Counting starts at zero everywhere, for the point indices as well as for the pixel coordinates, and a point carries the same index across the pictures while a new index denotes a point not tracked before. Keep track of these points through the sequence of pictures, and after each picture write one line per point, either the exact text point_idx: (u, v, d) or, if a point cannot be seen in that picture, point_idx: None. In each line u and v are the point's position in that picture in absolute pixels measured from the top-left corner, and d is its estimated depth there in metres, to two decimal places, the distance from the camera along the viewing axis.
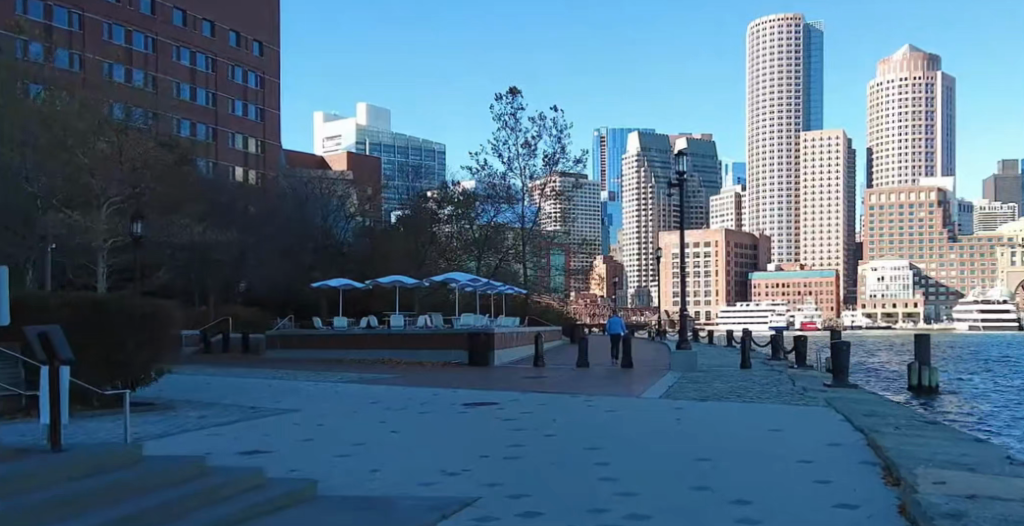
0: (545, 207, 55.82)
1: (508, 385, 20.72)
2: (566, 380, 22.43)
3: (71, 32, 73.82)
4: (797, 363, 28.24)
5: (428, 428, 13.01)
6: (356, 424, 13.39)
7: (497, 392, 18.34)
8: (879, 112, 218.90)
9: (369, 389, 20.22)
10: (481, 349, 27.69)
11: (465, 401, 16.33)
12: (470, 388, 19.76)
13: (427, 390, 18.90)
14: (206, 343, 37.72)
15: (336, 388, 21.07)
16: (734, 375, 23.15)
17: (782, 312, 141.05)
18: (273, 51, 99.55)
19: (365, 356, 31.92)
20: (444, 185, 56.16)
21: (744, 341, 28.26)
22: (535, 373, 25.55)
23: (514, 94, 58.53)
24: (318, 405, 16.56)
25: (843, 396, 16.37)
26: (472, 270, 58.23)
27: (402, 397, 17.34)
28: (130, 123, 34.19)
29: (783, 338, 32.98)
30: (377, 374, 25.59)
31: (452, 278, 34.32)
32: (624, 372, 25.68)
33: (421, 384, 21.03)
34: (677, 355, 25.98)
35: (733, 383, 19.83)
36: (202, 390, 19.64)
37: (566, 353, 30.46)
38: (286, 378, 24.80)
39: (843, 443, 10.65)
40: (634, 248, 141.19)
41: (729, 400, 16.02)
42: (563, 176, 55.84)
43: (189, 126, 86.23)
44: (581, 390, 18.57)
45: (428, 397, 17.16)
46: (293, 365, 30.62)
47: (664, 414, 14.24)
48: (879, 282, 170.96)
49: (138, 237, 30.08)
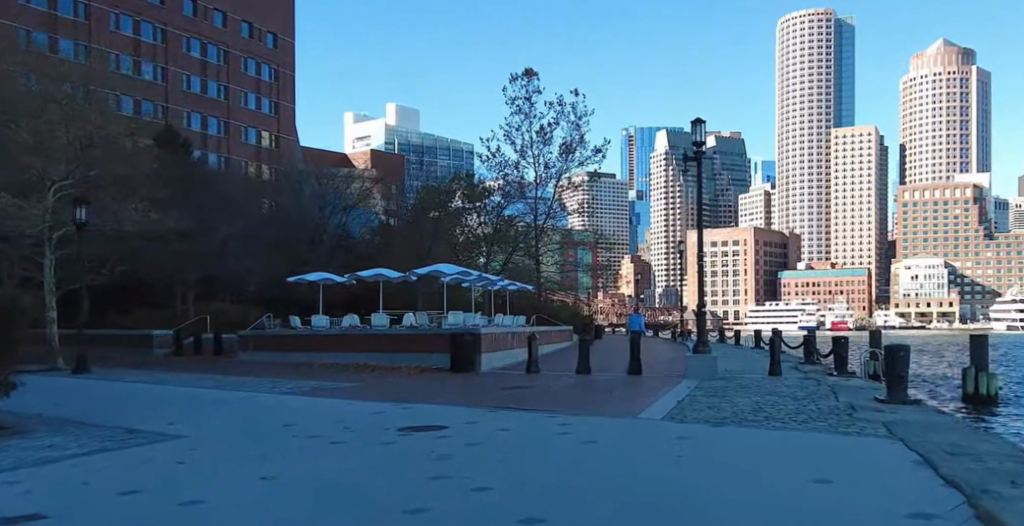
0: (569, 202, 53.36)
1: (481, 399, 16.78)
2: (558, 392, 18.49)
3: (76, 22, 71.25)
4: (836, 370, 24.04)
5: (315, 471, 9.16)
6: (223, 464, 9.53)
7: (463, 409, 14.51)
8: (912, 107, 212.15)
9: (308, 401, 16.44)
10: (465, 353, 23.76)
11: (404, 424, 12.47)
12: (432, 403, 15.88)
13: (370, 407, 15.13)
14: (178, 345, 34.55)
15: (272, 401, 17.34)
16: (759, 385, 19.11)
17: (812, 312, 135.94)
18: (287, 42, 95.74)
19: (337, 360, 28.32)
20: (469, 180, 50.90)
21: (773, 342, 24.12)
22: (521, 382, 21.49)
23: (530, 76, 54.72)
24: (218, 428, 12.81)
25: (904, 419, 12.18)
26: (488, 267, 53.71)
27: (333, 417, 13.46)
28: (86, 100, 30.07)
29: (815, 340, 28.92)
30: (335, 383, 21.90)
31: (439, 272, 30.15)
32: (631, 381, 21.58)
33: (375, 399, 17.17)
34: (695, 359, 21.96)
35: (759, 398, 15.70)
36: (99, 409, 15.94)
37: (566, 357, 26.43)
38: (229, 387, 21.19)
39: (934, 515, 6.69)
40: (661, 247, 136.63)
41: (752, 425, 11.90)
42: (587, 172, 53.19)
43: (200, 120, 83.21)
44: (562, 407, 14.62)
45: (363, 417, 13.45)
46: (257, 369, 27.14)
47: (665, 447, 10.28)
48: (913, 281, 164.99)
49: (77, 223, 26.02)
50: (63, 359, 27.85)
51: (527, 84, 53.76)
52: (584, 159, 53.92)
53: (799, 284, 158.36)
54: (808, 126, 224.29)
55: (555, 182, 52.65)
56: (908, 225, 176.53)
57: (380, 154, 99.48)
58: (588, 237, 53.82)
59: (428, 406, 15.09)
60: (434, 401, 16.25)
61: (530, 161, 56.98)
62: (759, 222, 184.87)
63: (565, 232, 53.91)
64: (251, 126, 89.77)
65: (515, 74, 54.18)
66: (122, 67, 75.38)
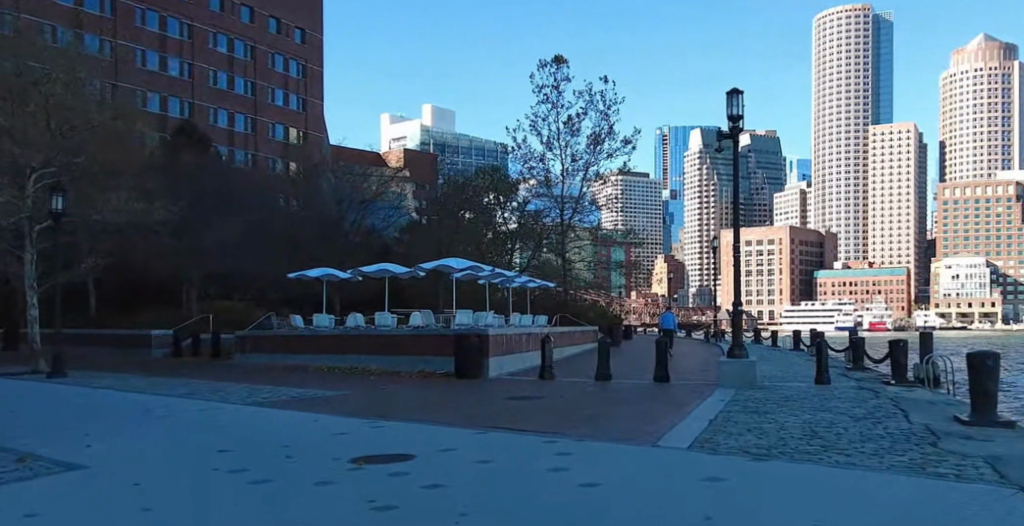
0: (604, 193, 50.69)
1: (475, 414, 14.19)
2: (567, 404, 15.77)
3: (102, 17, 70.10)
4: (895, 376, 21.13)
5: None
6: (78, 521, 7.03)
7: (443, 430, 11.85)
8: (952, 103, 205.52)
9: (270, 417, 13.92)
10: (469, 357, 21.15)
11: (358, 453, 9.82)
12: (409, 420, 13.18)
13: (333, 426, 12.54)
14: (177, 347, 32.58)
15: (237, 412, 14.93)
16: (806, 396, 16.47)
17: (849, 312, 131.76)
18: (315, 37, 92.98)
19: (335, 363, 25.92)
20: (489, 172, 50.41)
21: (819, 344, 21.21)
22: (529, 391, 18.77)
23: (559, 63, 52.19)
24: (133, 455, 10.27)
25: (1003, 453, 9.34)
26: (518, 265, 52.14)
27: (279, 442, 10.86)
28: (72, 84, 28.07)
29: (862, 343, 26.19)
30: (319, 391, 19.42)
31: (447, 267, 27.16)
32: (658, 391, 18.91)
33: (347, 413, 14.60)
34: (729, 364, 19.17)
35: (808, 417, 12.88)
36: (23, 426, 13.52)
37: (584, 361, 23.85)
38: (200, 394, 18.79)
39: None
40: (694, 247, 132.76)
41: (809, 460, 9.11)
42: (619, 173, 50.83)
43: (226, 116, 81.32)
44: (564, 429, 11.95)
45: (318, 442, 10.91)
46: (247, 374, 24.85)
47: (688, 496, 7.54)
48: (954, 280, 159.36)
49: (54, 210, 24.28)
50: (43, 362, 25.86)
51: (555, 72, 51.22)
52: (613, 151, 51.33)
53: (835, 284, 153.65)
54: (846, 123, 218.35)
55: (596, 184, 50.02)
56: (948, 224, 170.90)
57: (412, 152, 94.63)
58: (625, 237, 50.90)
59: (405, 425, 12.47)
60: (415, 419, 13.61)
61: (556, 154, 54.25)
62: (796, 221, 180.01)
63: (601, 232, 50.87)
64: (279, 123, 87.58)
65: (543, 61, 51.62)
66: (148, 63, 74.00)
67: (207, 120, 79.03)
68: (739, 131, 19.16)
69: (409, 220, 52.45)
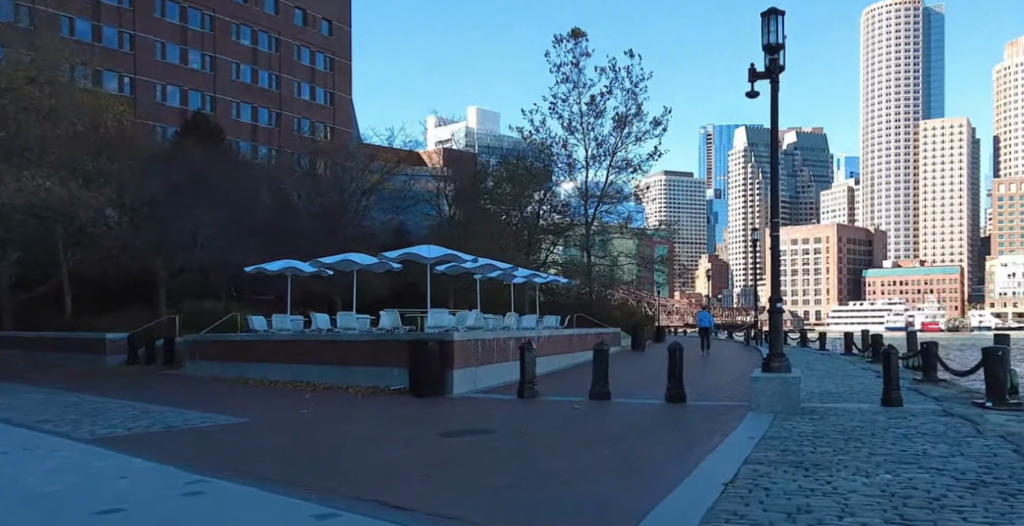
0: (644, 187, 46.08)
1: (372, 468, 9.58)
2: (523, 447, 10.97)
3: (119, 8, 66.78)
4: (994, 401, 15.97)
5: None
6: None
7: (271, 513, 7.26)
8: (1008, 95, 194.19)
9: (64, 471, 9.40)
10: (426, 374, 16.48)
11: None
12: (252, 484, 8.62)
13: (112, 498, 8.04)
14: (131, 353, 28.66)
15: (48, 455, 10.57)
16: (875, 433, 11.40)
17: (900, 312, 123.82)
18: (343, 29, 87.84)
19: (282, 377, 21.42)
20: (509, 159, 44.88)
21: (888, 351, 15.81)
22: (491, 416, 14.03)
23: (577, 39, 47.09)
24: None
25: None
26: (556, 259, 46.91)
27: None
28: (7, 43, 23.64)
29: (938, 351, 21.24)
30: (223, 416, 14.91)
31: (416, 255, 22.19)
32: (668, 416, 14.10)
33: (191, 460, 10.12)
34: (763, 380, 14.21)
35: (888, 485, 7.80)
36: None
37: (578, 374, 18.95)
38: (62, 418, 14.38)
39: None
40: (740, 248, 125.78)
41: None
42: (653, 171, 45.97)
43: (250, 110, 77.13)
44: (472, 514, 7.22)
45: None
46: (177, 388, 20.56)
47: None
48: (1011, 279, 149.91)
49: None
50: None
51: (573, 48, 46.17)
52: (642, 135, 46.33)
53: (885, 283, 145.65)
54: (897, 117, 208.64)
55: (631, 176, 45.37)
56: (1003, 221, 161.48)
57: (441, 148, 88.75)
58: (664, 233, 45.92)
59: (223, 499, 7.90)
60: (267, 479, 9.01)
61: (579, 139, 49.30)
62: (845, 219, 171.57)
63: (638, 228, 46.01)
64: (305, 118, 82.52)
65: (560, 36, 46.60)
66: (169, 56, 70.44)
67: (229, 115, 75.13)
68: (779, 64, 14.47)
69: (429, 212, 46.79)
